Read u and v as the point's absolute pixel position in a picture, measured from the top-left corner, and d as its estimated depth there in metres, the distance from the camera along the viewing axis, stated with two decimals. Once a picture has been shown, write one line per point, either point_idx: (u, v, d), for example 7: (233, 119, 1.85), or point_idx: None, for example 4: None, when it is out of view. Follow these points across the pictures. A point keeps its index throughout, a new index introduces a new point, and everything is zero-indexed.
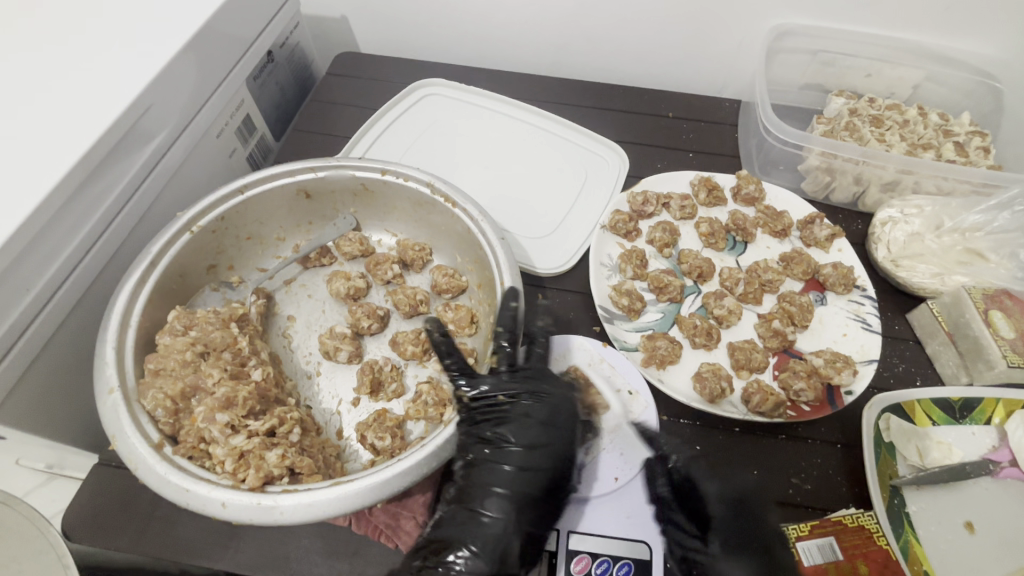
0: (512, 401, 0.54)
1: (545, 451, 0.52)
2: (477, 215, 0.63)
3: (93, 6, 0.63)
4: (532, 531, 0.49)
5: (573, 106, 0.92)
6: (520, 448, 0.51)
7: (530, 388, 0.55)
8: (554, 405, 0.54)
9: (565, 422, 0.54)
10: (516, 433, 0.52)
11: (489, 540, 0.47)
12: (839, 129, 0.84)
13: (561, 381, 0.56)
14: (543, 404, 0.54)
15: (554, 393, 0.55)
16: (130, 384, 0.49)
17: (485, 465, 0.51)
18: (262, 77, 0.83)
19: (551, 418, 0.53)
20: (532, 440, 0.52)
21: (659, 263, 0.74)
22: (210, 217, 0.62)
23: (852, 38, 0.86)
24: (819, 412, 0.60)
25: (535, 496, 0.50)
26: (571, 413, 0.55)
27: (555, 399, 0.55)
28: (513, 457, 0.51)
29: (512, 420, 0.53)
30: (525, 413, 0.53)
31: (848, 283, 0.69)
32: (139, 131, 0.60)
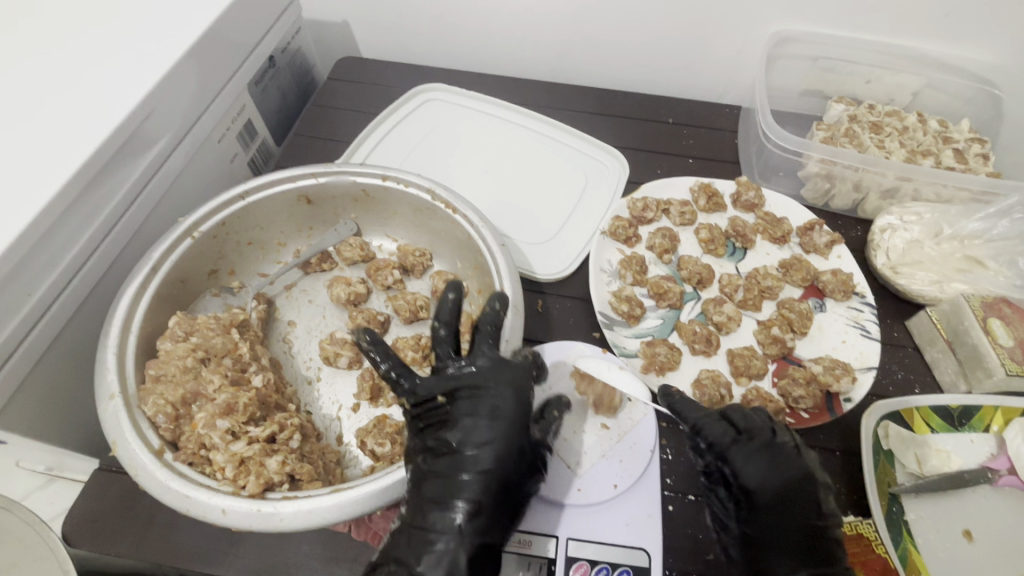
0: (452, 405, 0.51)
1: (489, 451, 0.49)
2: (477, 221, 0.63)
3: (97, 12, 0.63)
4: (483, 541, 0.46)
5: (574, 111, 0.93)
6: (465, 451, 0.49)
7: (472, 385, 0.51)
8: (499, 405, 0.51)
9: (512, 417, 0.51)
10: (459, 435, 0.50)
11: (434, 555, 0.45)
12: (839, 136, 0.84)
13: (501, 375, 0.52)
14: (485, 401, 0.51)
15: (495, 387, 0.51)
16: (131, 390, 0.50)
17: (434, 472, 0.49)
18: (263, 82, 0.83)
19: (493, 415, 0.50)
20: (476, 445, 0.49)
21: (659, 269, 0.74)
22: (210, 223, 0.62)
23: (852, 44, 0.86)
24: (818, 420, 0.60)
25: (483, 502, 0.47)
26: (517, 408, 0.51)
27: (495, 397, 0.51)
28: (460, 462, 0.49)
29: (456, 422, 0.50)
30: (468, 413, 0.51)
31: (847, 289, 0.69)
32: (140, 138, 0.60)
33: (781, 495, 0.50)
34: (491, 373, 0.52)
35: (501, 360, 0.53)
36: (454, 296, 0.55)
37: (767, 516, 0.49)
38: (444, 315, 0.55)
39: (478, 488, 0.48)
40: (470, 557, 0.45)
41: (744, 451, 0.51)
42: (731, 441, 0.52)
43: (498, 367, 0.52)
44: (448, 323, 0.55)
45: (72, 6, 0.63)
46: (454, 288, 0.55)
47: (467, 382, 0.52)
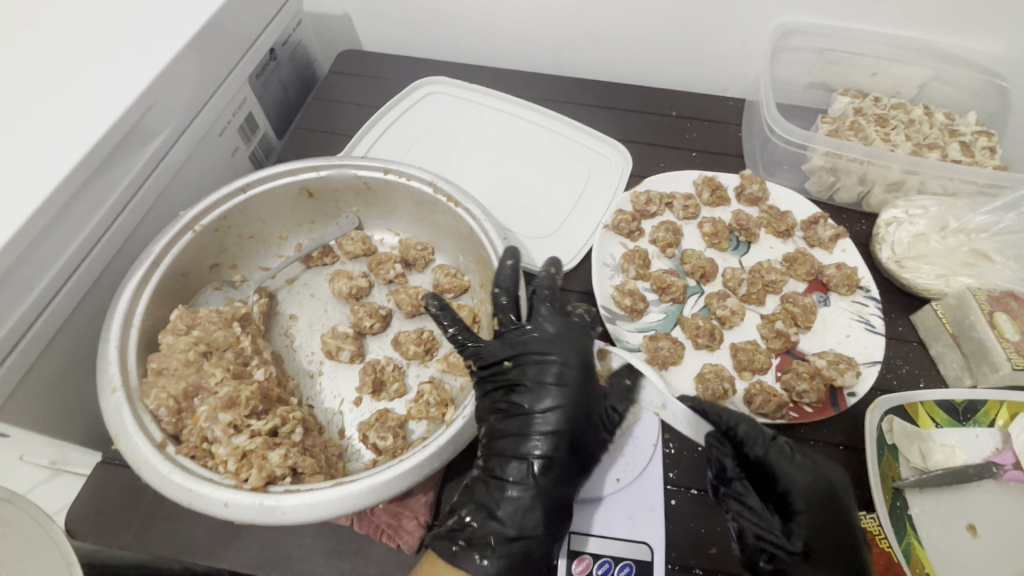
0: (519, 366, 0.52)
1: (559, 412, 0.50)
2: (479, 215, 0.63)
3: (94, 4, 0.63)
4: (559, 493, 0.49)
5: (577, 104, 0.92)
6: (536, 411, 0.50)
7: (539, 349, 0.52)
8: (566, 366, 0.52)
9: (580, 381, 0.51)
10: (529, 396, 0.51)
11: (511, 504, 0.48)
12: (844, 129, 0.84)
13: (566, 336, 0.53)
14: (551, 364, 0.52)
15: (560, 350, 0.52)
16: (132, 383, 0.50)
17: (506, 431, 0.51)
18: (264, 76, 0.83)
19: (560, 378, 0.51)
20: (550, 404, 0.50)
21: (662, 263, 0.73)
22: (212, 216, 0.62)
23: (858, 36, 0.85)
24: (822, 414, 0.60)
25: (555, 458, 0.49)
26: (583, 370, 0.52)
27: (562, 356, 0.52)
28: (527, 422, 0.50)
29: (526, 385, 0.51)
30: (536, 376, 0.51)
31: (851, 283, 0.69)
32: (140, 131, 0.60)
33: (825, 498, 0.48)
34: (556, 339, 0.53)
35: (564, 324, 0.54)
36: (513, 263, 0.56)
37: (818, 521, 0.48)
38: (504, 282, 0.56)
39: (548, 445, 0.49)
40: (543, 506, 0.48)
41: (785, 454, 0.50)
42: (771, 444, 0.50)
43: (563, 331, 0.53)
44: (507, 291, 0.56)
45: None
46: (512, 254, 0.57)
47: (533, 348, 0.52)
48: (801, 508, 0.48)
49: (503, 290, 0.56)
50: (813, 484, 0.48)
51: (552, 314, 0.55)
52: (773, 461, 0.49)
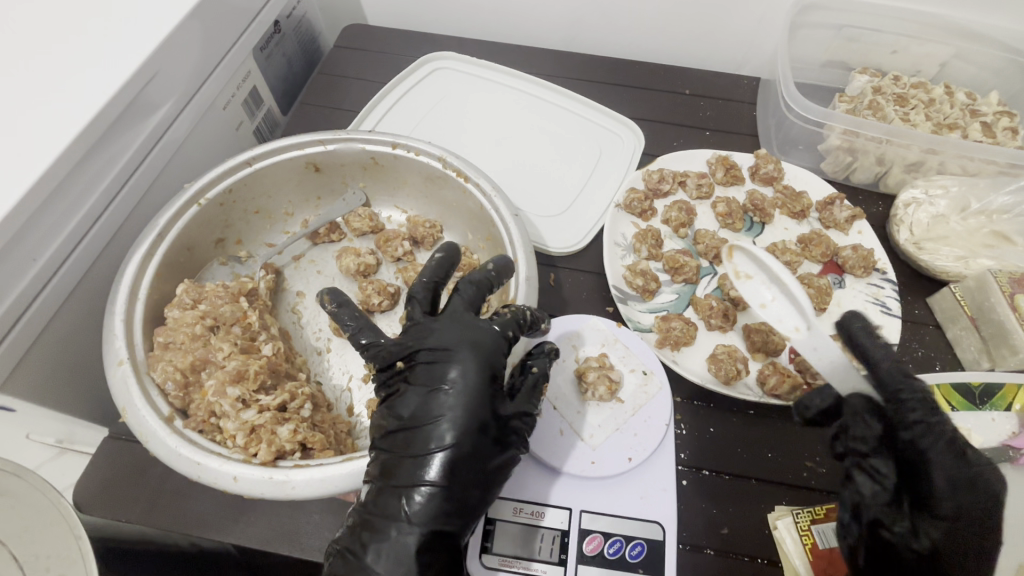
0: (412, 370, 0.48)
1: (447, 425, 0.44)
2: (490, 190, 0.61)
3: None
4: (439, 525, 0.43)
5: (588, 82, 0.90)
6: (421, 424, 0.45)
7: (433, 349, 0.47)
8: (454, 371, 0.46)
9: (473, 388, 0.45)
10: (423, 403, 0.46)
11: (388, 543, 0.42)
12: (862, 108, 0.82)
13: (463, 338, 0.47)
14: (447, 365, 0.46)
15: (457, 348, 0.47)
16: (139, 357, 0.49)
17: (392, 449, 0.45)
18: (268, 49, 0.81)
19: (450, 383, 0.45)
20: (436, 414, 0.45)
21: (674, 243, 0.72)
22: (217, 190, 0.60)
23: (878, 12, 0.83)
24: None
25: (443, 482, 0.43)
26: (479, 373, 0.46)
27: (454, 361, 0.46)
28: (414, 436, 0.45)
29: (422, 390, 0.46)
30: (427, 380, 0.46)
31: (867, 265, 0.67)
32: (143, 102, 0.59)
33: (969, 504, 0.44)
34: (456, 337, 0.47)
35: (469, 322, 0.49)
36: (440, 256, 0.52)
37: (974, 526, 0.43)
38: (428, 273, 0.52)
39: (429, 463, 0.43)
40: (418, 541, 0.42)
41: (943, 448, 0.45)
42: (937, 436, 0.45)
43: (463, 327, 0.48)
44: (428, 282, 0.51)
45: None
46: (444, 248, 0.53)
47: (430, 347, 0.47)
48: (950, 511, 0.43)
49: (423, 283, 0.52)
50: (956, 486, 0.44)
51: (463, 311, 0.50)
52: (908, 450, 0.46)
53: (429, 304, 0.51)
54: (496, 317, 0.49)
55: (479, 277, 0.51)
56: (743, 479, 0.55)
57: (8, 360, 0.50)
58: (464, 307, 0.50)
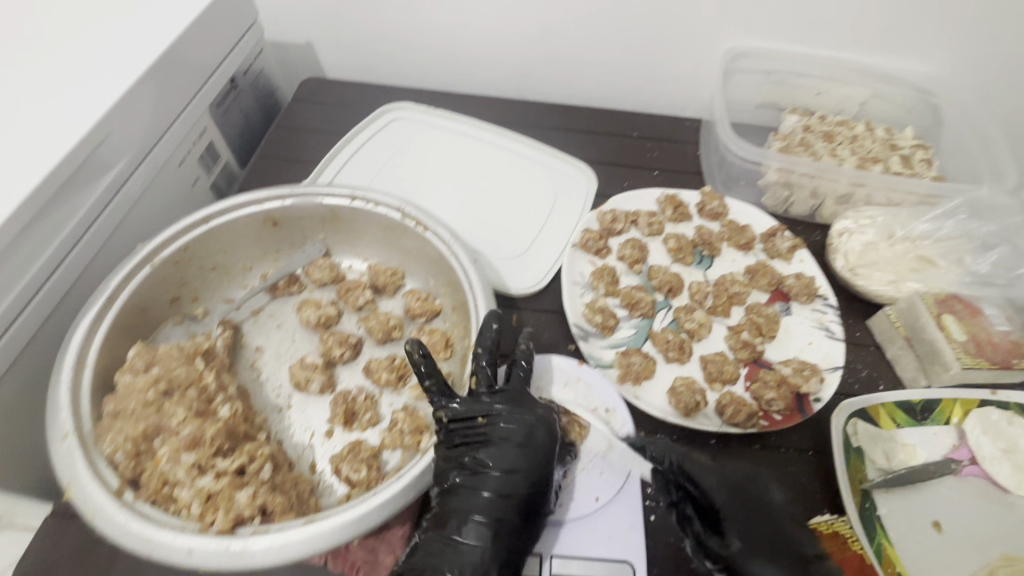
0: (490, 423, 0.53)
1: (522, 475, 0.51)
2: (448, 238, 0.63)
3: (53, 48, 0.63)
4: (507, 558, 0.49)
5: (541, 127, 0.94)
6: (495, 472, 0.51)
7: (512, 408, 0.54)
8: (531, 429, 0.53)
9: (547, 446, 0.53)
10: (494, 459, 0.52)
11: (464, 566, 0.48)
12: (794, 145, 0.89)
13: (540, 405, 0.55)
14: (523, 424, 0.53)
15: (533, 412, 0.54)
16: (87, 428, 0.47)
17: (467, 489, 0.51)
18: (225, 105, 0.82)
19: (528, 441, 0.52)
20: (511, 465, 0.51)
21: (630, 279, 0.75)
22: (172, 248, 0.60)
23: (801, 59, 0.91)
24: (791, 421, 0.61)
25: (512, 521, 0.50)
26: (550, 434, 0.53)
27: (532, 423, 0.53)
28: (489, 480, 0.51)
29: (495, 447, 0.52)
30: (504, 434, 0.53)
31: (810, 292, 0.72)
32: (95, 163, 0.59)
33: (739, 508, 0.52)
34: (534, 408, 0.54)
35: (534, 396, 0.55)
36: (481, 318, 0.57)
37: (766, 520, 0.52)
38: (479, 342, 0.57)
39: (505, 506, 0.50)
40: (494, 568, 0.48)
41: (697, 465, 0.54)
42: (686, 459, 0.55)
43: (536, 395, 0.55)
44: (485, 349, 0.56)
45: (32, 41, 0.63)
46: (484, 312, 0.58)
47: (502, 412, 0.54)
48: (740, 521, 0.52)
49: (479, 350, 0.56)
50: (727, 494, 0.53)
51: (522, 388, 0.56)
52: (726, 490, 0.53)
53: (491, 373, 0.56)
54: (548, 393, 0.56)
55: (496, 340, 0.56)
56: None
57: None
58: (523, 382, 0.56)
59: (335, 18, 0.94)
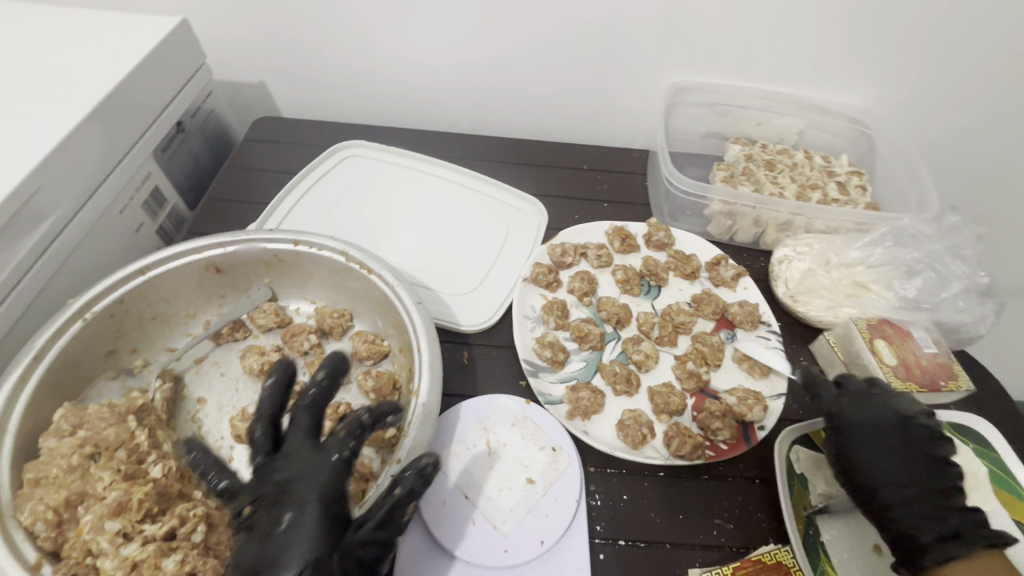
0: (262, 496, 0.45)
1: (306, 527, 0.42)
2: (393, 280, 0.63)
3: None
4: None
5: (494, 162, 0.96)
6: (275, 538, 0.42)
7: (287, 467, 0.46)
8: (308, 476, 0.46)
9: (329, 488, 0.45)
10: (279, 524, 0.42)
11: None
12: (737, 175, 0.92)
13: (318, 449, 0.48)
14: (298, 476, 0.46)
15: (312, 459, 0.47)
16: (5, 499, 0.46)
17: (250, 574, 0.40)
18: (171, 148, 0.82)
19: (306, 486, 0.45)
20: (293, 522, 0.42)
21: (580, 312, 0.76)
22: (106, 301, 0.59)
23: (740, 92, 0.95)
24: (735, 450, 0.63)
25: None
26: (331, 474, 0.46)
27: (305, 468, 0.46)
28: (269, 553, 0.41)
29: (284, 510, 0.43)
30: (281, 497, 0.44)
31: (754, 319, 0.73)
32: (24, 217, 0.57)
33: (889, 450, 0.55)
34: (299, 451, 0.48)
35: (316, 447, 0.48)
36: (273, 381, 0.52)
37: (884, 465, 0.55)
38: (264, 409, 0.51)
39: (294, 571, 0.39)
40: None
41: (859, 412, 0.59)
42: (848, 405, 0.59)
43: (309, 447, 0.48)
44: (266, 418, 0.50)
45: None
46: (277, 372, 0.53)
47: (283, 474, 0.46)
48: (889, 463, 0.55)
49: (261, 422, 0.50)
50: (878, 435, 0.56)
51: (305, 441, 0.49)
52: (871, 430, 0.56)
53: (270, 443, 0.49)
54: (333, 433, 0.48)
55: (314, 395, 0.52)
56: (657, 545, 0.57)
57: None
58: (305, 437, 0.49)
59: (287, 58, 0.95)
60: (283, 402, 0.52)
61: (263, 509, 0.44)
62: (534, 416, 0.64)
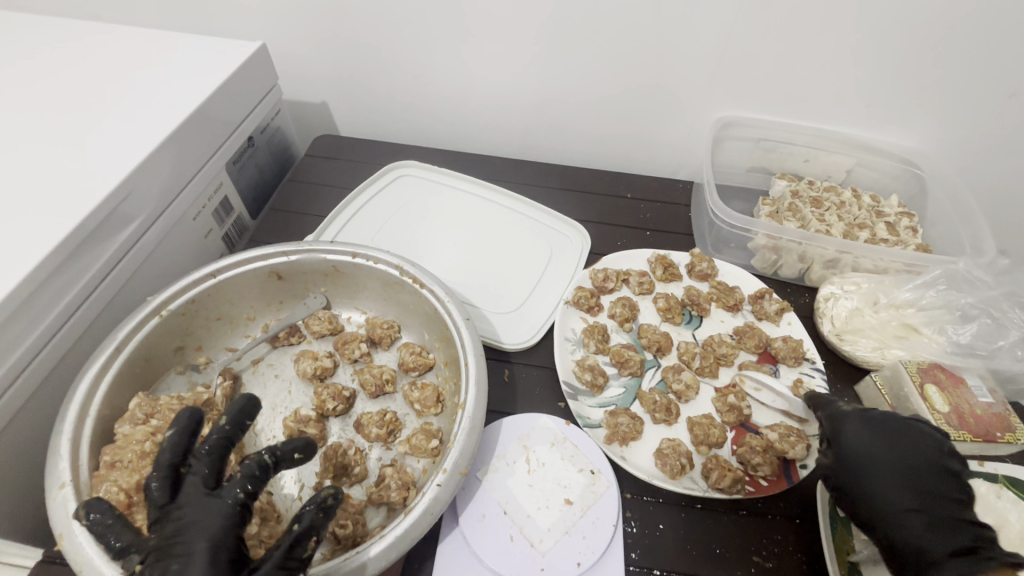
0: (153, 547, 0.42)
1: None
2: (443, 295, 0.65)
3: (95, 114, 0.69)
4: None
5: (540, 186, 0.99)
6: None
7: (176, 516, 0.43)
8: (195, 526, 0.42)
9: (218, 536, 0.42)
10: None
11: None
12: (783, 211, 0.92)
13: (209, 496, 0.44)
14: (186, 522, 0.42)
15: (201, 504, 0.43)
16: (83, 477, 0.49)
17: None
18: (242, 161, 0.88)
19: (192, 534, 0.41)
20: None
21: (620, 337, 0.77)
22: (181, 300, 0.63)
23: (788, 129, 0.95)
24: (776, 487, 0.62)
25: None
26: (219, 519, 0.42)
27: (192, 516, 0.42)
28: None
29: (169, 562, 0.40)
30: (167, 549, 0.41)
31: (797, 355, 0.73)
32: (114, 220, 0.63)
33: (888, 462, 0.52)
34: (186, 496, 0.44)
35: (211, 493, 0.44)
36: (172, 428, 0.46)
37: (886, 479, 0.51)
38: (163, 457, 0.45)
39: None
40: None
41: (856, 423, 0.55)
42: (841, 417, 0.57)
43: (199, 495, 0.44)
44: (163, 469, 0.45)
45: (72, 112, 0.69)
46: (177, 419, 0.47)
47: (171, 524, 0.42)
48: (893, 474, 0.51)
49: (158, 472, 0.45)
50: (874, 450, 0.53)
51: (198, 487, 0.44)
52: (870, 449, 0.53)
53: (166, 494, 0.44)
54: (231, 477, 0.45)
55: (212, 442, 0.46)
56: None
57: None
58: (200, 483, 0.44)
59: (349, 81, 1.01)
60: (187, 447, 0.47)
61: (152, 564, 0.40)
62: (573, 436, 0.64)
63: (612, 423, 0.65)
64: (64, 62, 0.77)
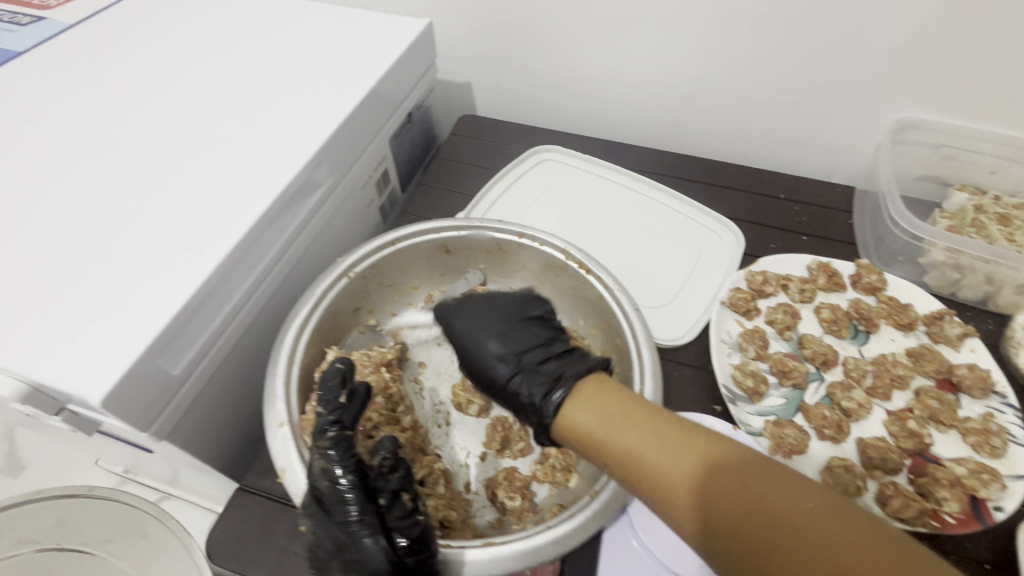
0: (307, 474, 0.49)
1: (341, 495, 0.47)
2: (612, 284, 0.65)
3: (288, 80, 0.73)
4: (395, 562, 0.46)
5: (685, 180, 0.96)
6: (324, 508, 0.48)
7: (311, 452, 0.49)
8: (327, 460, 0.48)
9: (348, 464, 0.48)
10: (320, 500, 0.48)
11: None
12: (964, 226, 0.83)
13: (327, 433, 0.49)
14: (320, 456, 0.48)
15: (325, 441, 0.49)
16: (296, 419, 0.54)
17: (322, 534, 0.47)
18: (401, 135, 0.91)
19: (327, 466, 0.48)
20: (330, 494, 0.48)
21: (779, 345, 0.73)
22: (365, 265, 0.67)
23: (978, 136, 0.85)
24: (965, 527, 0.57)
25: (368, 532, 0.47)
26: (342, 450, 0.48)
27: (321, 451, 0.49)
28: (326, 519, 0.48)
29: (321, 488, 0.48)
30: (315, 477, 0.48)
31: (986, 386, 0.66)
32: (309, 183, 0.66)
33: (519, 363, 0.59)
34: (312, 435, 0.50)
35: (324, 436, 0.49)
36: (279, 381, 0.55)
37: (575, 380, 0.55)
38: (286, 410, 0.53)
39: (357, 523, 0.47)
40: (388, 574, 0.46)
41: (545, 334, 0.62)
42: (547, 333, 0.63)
43: (319, 435, 0.49)
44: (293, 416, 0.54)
45: (267, 76, 0.74)
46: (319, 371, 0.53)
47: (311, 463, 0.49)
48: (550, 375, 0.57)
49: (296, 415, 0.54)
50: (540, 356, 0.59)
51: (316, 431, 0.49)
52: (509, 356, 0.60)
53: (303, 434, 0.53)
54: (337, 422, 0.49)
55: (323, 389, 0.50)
56: None
57: (173, 419, 0.53)
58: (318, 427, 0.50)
59: (497, 60, 1.02)
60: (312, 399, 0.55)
61: (308, 492, 0.49)
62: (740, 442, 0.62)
63: (776, 433, 0.63)
64: (252, 28, 0.81)
